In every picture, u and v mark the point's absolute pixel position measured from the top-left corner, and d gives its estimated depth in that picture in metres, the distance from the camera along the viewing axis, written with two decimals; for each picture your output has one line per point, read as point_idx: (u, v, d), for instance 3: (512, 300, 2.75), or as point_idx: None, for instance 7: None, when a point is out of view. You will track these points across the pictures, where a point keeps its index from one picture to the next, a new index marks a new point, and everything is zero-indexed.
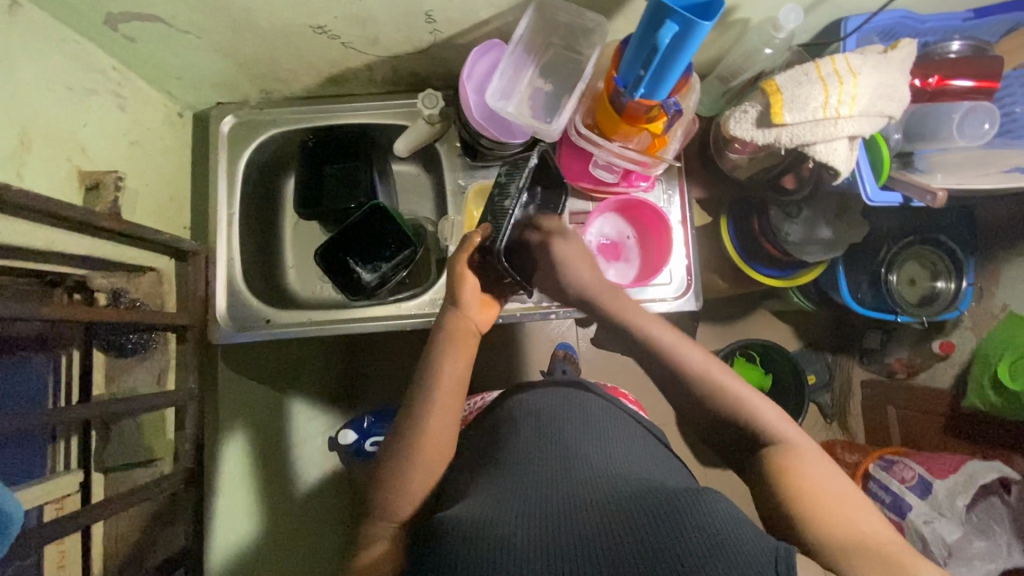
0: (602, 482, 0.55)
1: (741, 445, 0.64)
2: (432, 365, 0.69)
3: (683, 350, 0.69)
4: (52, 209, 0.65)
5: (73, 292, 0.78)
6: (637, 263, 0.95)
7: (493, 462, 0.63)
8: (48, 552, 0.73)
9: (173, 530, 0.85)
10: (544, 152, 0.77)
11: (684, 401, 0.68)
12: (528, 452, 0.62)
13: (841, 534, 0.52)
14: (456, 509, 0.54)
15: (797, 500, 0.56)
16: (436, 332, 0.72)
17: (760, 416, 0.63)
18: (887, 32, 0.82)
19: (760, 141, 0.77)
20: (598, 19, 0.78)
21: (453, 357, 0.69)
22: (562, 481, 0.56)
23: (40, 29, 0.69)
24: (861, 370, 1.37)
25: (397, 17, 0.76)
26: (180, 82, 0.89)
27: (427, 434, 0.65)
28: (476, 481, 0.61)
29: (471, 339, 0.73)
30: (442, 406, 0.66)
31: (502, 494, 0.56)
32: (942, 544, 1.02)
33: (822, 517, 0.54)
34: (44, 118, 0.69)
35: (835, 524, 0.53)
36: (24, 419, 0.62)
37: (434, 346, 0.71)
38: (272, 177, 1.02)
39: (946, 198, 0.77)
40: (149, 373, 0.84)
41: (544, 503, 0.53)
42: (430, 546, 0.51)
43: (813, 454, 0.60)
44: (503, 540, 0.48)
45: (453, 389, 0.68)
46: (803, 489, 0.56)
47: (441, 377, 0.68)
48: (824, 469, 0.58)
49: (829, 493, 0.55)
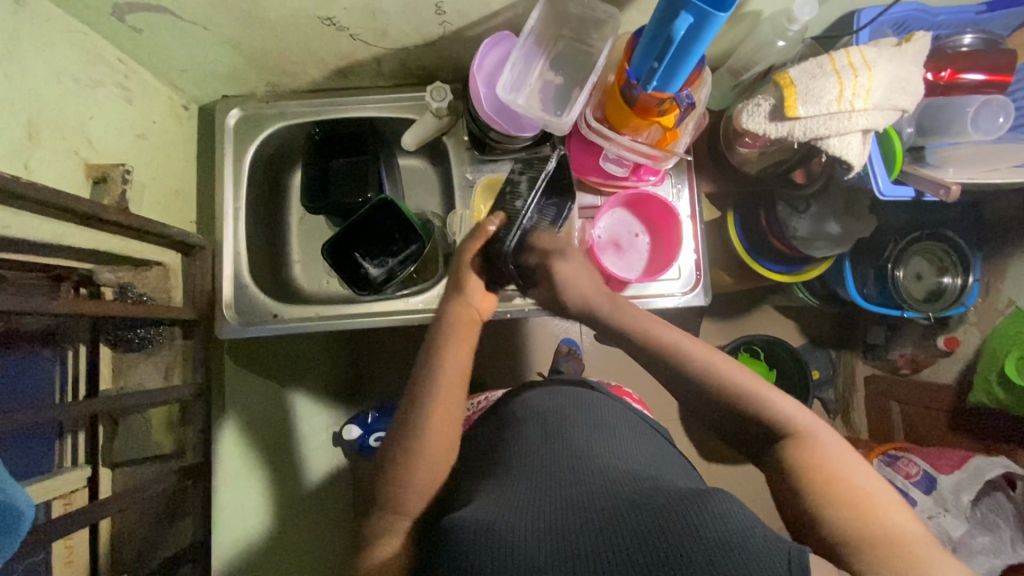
0: (613, 482, 0.55)
1: (757, 436, 0.63)
2: (435, 354, 0.68)
3: (691, 344, 0.68)
4: (60, 203, 0.64)
5: (80, 287, 0.76)
6: (646, 257, 0.94)
7: (501, 462, 0.63)
8: (57, 548, 0.73)
9: (181, 525, 0.87)
10: (561, 157, 0.82)
11: (696, 396, 0.67)
12: (539, 452, 0.61)
13: (860, 524, 0.51)
14: (465, 509, 0.54)
15: (815, 492, 0.55)
16: (438, 322, 0.72)
17: (770, 407, 0.62)
18: (900, 25, 0.82)
19: (773, 134, 0.76)
20: (610, 11, 0.76)
21: (456, 346, 0.69)
22: (571, 481, 0.56)
23: (46, 19, 0.68)
24: (865, 366, 1.37)
25: (408, 8, 0.75)
26: (186, 74, 0.88)
27: (432, 423, 0.64)
28: (486, 480, 0.61)
29: (472, 328, 0.72)
30: (446, 395, 0.66)
31: (511, 493, 0.55)
32: (947, 538, 1.03)
33: (839, 506, 0.53)
34: (51, 110, 0.68)
35: (851, 512, 0.52)
36: (32, 415, 0.62)
37: (437, 336, 0.70)
38: (278, 171, 1.02)
39: (960, 191, 0.79)
40: (155, 371, 0.83)
41: (555, 504, 0.53)
42: (439, 546, 0.50)
43: (829, 441, 0.59)
44: (516, 541, 0.47)
45: (455, 378, 0.67)
46: (820, 478, 0.55)
47: (445, 367, 0.67)
48: (843, 457, 0.57)
49: (847, 483, 0.54)
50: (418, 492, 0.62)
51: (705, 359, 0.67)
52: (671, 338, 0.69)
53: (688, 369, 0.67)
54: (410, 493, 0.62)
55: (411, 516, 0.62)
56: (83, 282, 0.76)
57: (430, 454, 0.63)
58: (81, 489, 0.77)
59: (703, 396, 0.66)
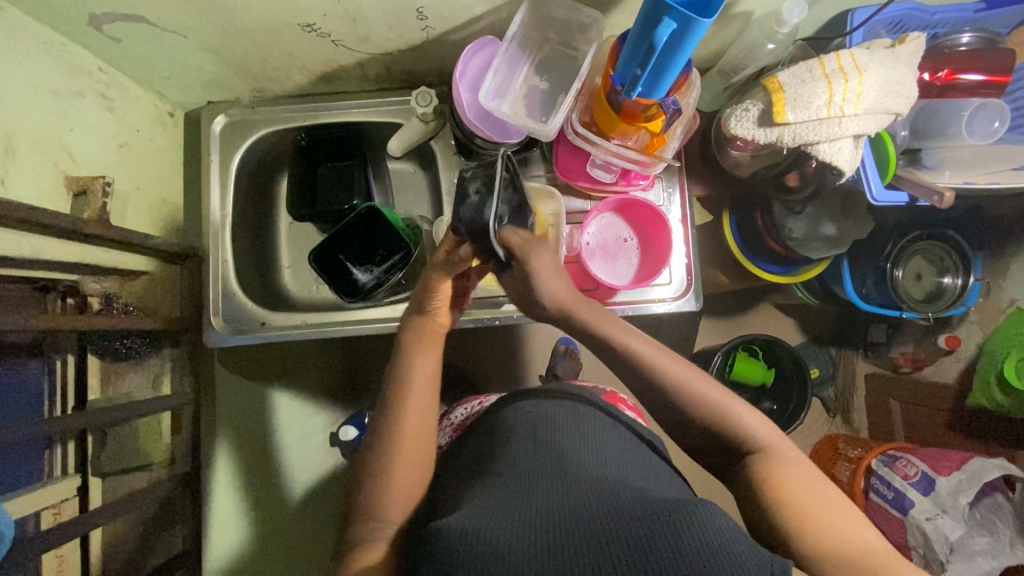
0: (596, 490, 0.54)
1: (721, 450, 0.62)
2: (402, 363, 0.69)
3: (661, 357, 0.64)
4: (36, 218, 0.63)
5: (66, 297, 0.78)
6: (637, 262, 0.92)
7: (489, 470, 0.62)
8: (47, 558, 0.74)
9: (171, 534, 0.88)
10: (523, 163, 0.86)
11: (667, 412, 0.64)
12: (527, 459, 0.60)
13: (836, 551, 0.52)
14: (453, 516, 0.53)
15: (787, 510, 0.55)
16: (401, 332, 0.71)
17: (738, 423, 0.60)
18: (895, 24, 0.80)
19: (762, 140, 0.75)
20: (594, 15, 0.75)
21: (423, 356, 0.69)
22: (558, 488, 0.55)
23: (22, 32, 0.68)
24: (866, 364, 1.35)
25: (387, 14, 0.74)
26: (168, 81, 0.87)
27: (406, 424, 0.65)
28: (472, 488, 0.60)
29: (438, 337, 0.71)
30: (416, 400, 0.66)
31: (496, 500, 0.54)
32: (945, 542, 1.01)
33: (804, 526, 0.53)
34: (29, 124, 0.68)
35: (824, 537, 0.53)
36: (17, 430, 0.62)
37: (402, 346, 0.70)
38: (266, 176, 1.01)
39: (953, 199, 0.76)
40: (144, 380, 0.87)
41: (542, 513, 0.52)
42: (422, 551, 0.50)
43: (794, 458, 0.58)
44: (500, 551, 0.46)
45: (426, 387, 0.67)
46: (779, 493, 0.56)
47: (413, 374, 0.67)
48: (807, 473, 0.57)
49: (814, 501, 0.55)
50: (398, 493, 0.62)
51: (676, 376, 0.63)
52: (648, 356, 0.64)
53: (663, 391, 0.63)
54: (388, 500, 0.62)
55: (395, 524, 0.61)
56: (70, 293, 0.78)
57: (409, 466, 0.64)
58: (71, 499, 0.78)
59: (675, 416, 0.63)
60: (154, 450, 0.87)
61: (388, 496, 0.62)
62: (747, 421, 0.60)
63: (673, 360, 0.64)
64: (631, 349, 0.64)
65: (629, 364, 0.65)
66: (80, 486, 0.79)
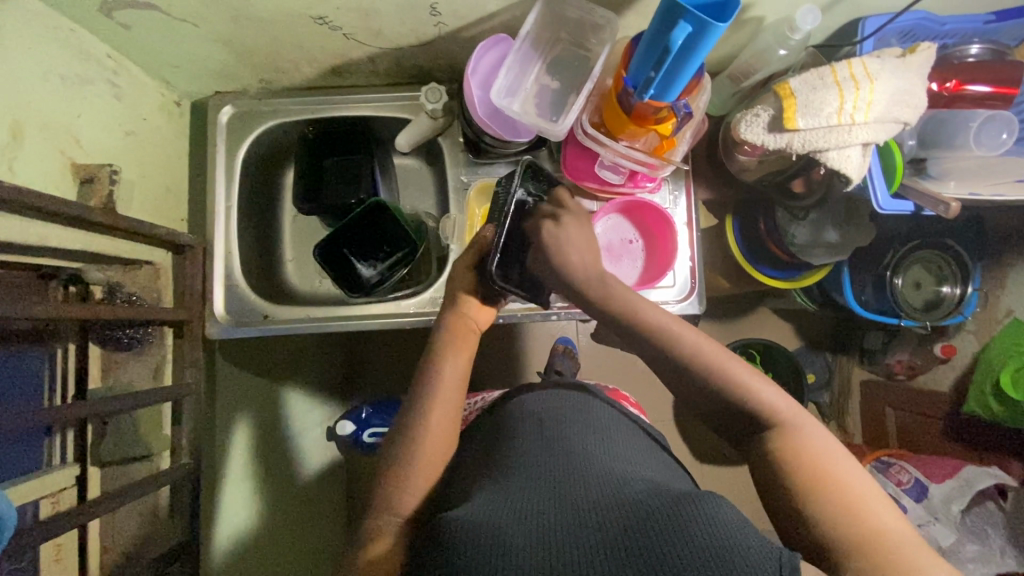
0: (603, 483, 0.54)
1: (746, 428, 0.62)
2: (435, 359, 0.70)
3: (679, 331, 0.65)
4: (44, 205, 0.62)
5: (69, 285, 0.76)
6: (641, 264, 0.93)
7: (499, 461, 0.62)
8: (44, 549, 0.71)
9: (171, 523, 0.85)
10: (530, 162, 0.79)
11: (695, 393, 0.65)
12: (536, 451, 0.60)
13: (853, 525, 0.50)
14: (461, 508, 0.53)
15: (808, 488, 0.54)
16: (437, 329, 0.74)
17: (759, 400, 0.61)
18: (906, 33, 0.80)
19: (771, 145, 0.75)
20: (608, 15, 0.75)
21: (456, 355, 0.71)
22: (566, 480, 0.55)
23: (34, 16, 0.67)
24: (862, 370, 1.36)
25: (401, 9, 0.74)
26: (177, 70, 0.87)
27: (429, 424, 0.66)
28: (481, 479, 0.60)
29: (471, 337, 0.74)
30: (441, 398, 0.67)
31: (505, 491, 0.55)
32: (936, 546, 1.03)
33: (830, 509, 0.52)
34: (38, 108, 0.67)
35: (842, 509, 0.51)
36: (21, 417, 0.61)
37: (436, 346, 0.72)
38: (272, 167, 1.01)
39: (960, 208, 0.77)
40: (145, 370, 0.84)
41: (550, 504, 0.52)
42: (431, 541, 0.51)
43: (814, 433, 0.58)
44: (509, 542, 0.47)
45: (455, 385, 0.69)
46: (799, 469, 0.55)
47: (444, 372, 0.69)
48: (829, 451, 0.56)
49: (835, 478, 0.54)
50: (413, 489, 0.62)
51: (691, 349, 0.64)
52: (674, 332, 0.65)
53: (687, 368, 0.64)
54: (403, 491, 0.62)
55: (403, 516, 0.61)
56: (73, 281, 0.76)
57: (423, 460, 0.64)
58: (70, 488, 0.77)
59: (699, 395, 0.64)
60: (153, 440, 0.84)
61: (394, 488, 0.62)
62: (767, 397, 0.61)
63: (689, 330, 0.65)
64: (660, 326, 0.66)
65: (651, 344, 0.66)
66: (79, 475, 0.79)
